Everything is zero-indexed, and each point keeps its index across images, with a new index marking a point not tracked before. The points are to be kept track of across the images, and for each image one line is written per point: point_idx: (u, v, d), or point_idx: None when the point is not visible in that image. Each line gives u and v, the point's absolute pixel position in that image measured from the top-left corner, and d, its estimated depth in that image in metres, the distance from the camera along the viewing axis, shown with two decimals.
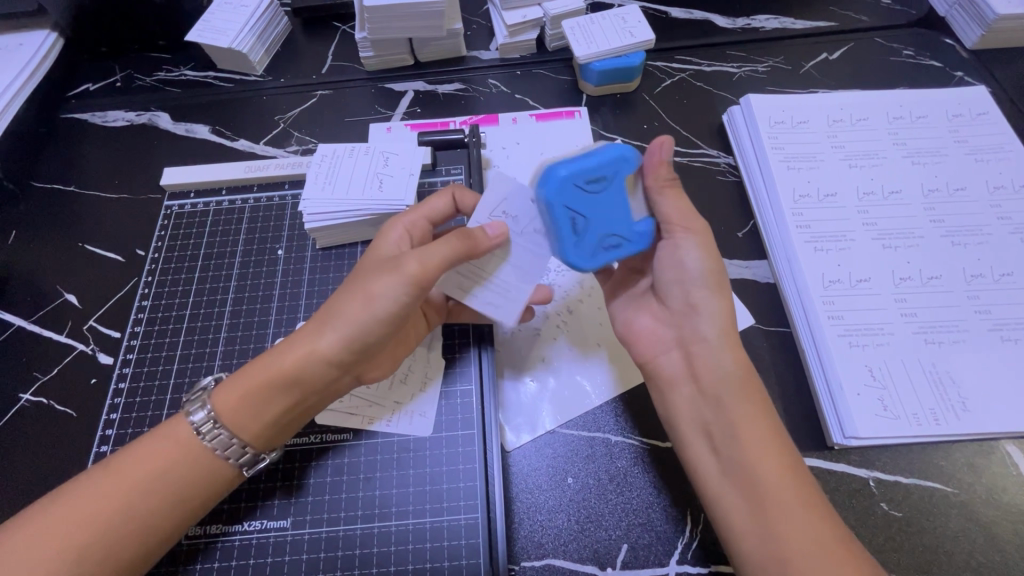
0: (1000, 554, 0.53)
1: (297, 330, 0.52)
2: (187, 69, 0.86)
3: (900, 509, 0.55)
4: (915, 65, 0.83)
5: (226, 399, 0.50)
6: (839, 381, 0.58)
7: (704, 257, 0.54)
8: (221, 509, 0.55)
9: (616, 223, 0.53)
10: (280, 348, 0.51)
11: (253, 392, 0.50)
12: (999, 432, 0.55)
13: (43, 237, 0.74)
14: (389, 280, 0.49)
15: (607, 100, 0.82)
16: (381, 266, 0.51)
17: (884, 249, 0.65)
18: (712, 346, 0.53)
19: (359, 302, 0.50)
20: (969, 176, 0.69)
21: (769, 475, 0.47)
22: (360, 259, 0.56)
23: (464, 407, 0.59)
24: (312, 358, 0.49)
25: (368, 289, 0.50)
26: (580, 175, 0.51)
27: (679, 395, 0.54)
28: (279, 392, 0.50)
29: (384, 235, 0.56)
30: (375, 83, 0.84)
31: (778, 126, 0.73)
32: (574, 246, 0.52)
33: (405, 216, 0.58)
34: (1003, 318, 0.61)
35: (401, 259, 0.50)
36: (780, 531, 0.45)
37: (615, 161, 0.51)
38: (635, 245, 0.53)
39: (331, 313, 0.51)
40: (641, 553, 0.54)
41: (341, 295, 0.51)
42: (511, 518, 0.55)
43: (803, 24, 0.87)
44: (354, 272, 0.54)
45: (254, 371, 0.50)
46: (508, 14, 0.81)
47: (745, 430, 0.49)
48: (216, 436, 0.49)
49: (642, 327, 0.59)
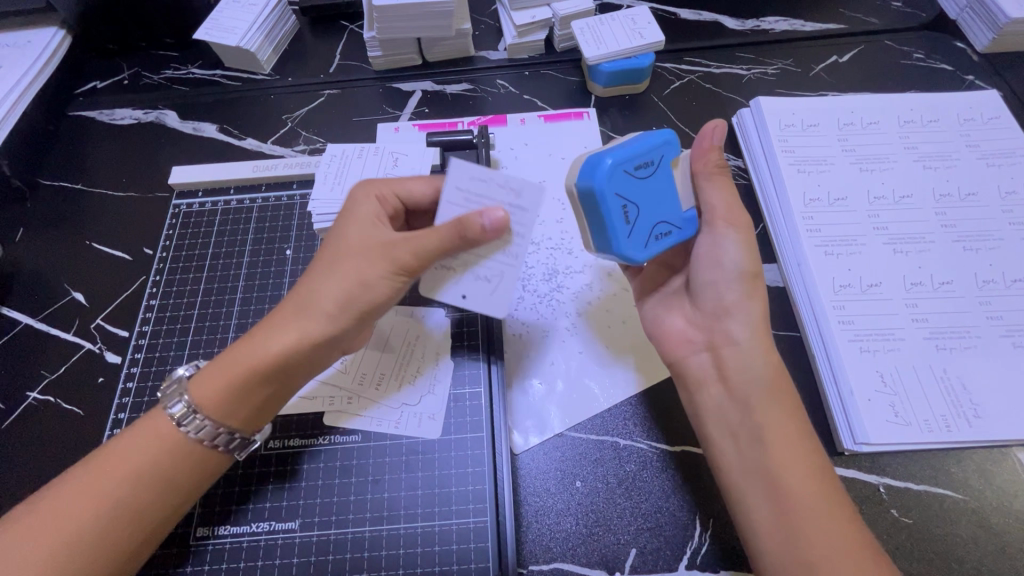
0: (1011, 562, 0.53)
1: (274, 315, 0.51)
2: (195, 67, 0.85)
3: (911, 516, 0.54)
4: (925, 68, 0.83)
5: (204, 389, 0.49)
6: (849, 386, 0.58)
7: (742, 254, 0.54)
8: (228, 510, 0.55)
9: (662, 211, 0.54)
10: (258, 335, 0.50)
11: (236, 381, 0.49)
12: (1011, 439, 0.55)
13: (51, 236, 0.74)
14: (381, 267, 0.50)
15: (616, 102, 0.81)
16: (365, 250, 0.51)
17: (895, 254, 0.65)
18: (743, 348, 0.53)
19: (345, 287, 0.50)
20: (980, 182, 0.69)
21: (796, 479, 0.47)
22: (330, 236, 0.54)
23: (473, 410, 0.59)
24: (297, 344, 0.49)
25: (355, 274, 0.50)
26: (629, 161, 0.50)
27: (706, 397, 0.54)
28: (261, 379, 0.49)
29: (353, 211, 0.55)
30: (383, 83, 0.84)
31: (789, 129, 0.73)
32: (628, 237, 0.51)
33: (371, 188, 0.56)
34: (1014, 324, 0.60)
35: (390, 246, 0.50)
36: (807, 535, 0.45)
37: (660, 146, 0.52)
38: (683, 232, 0.55)
39: (313, 298, 0.50)
40: (651, 557, 0.53)
41: (322, 279, 0.51)
42: (519, 521, 0.55)
43: (813, 26, 0.87)
44: (329, 248, 0.53)
45: (233, 359, 0.49)
46: (517, 14, 0.81)
47: (774, 433, 0.49)
48: (200, 427, 0.49)
49: (672, 326, 0.59)
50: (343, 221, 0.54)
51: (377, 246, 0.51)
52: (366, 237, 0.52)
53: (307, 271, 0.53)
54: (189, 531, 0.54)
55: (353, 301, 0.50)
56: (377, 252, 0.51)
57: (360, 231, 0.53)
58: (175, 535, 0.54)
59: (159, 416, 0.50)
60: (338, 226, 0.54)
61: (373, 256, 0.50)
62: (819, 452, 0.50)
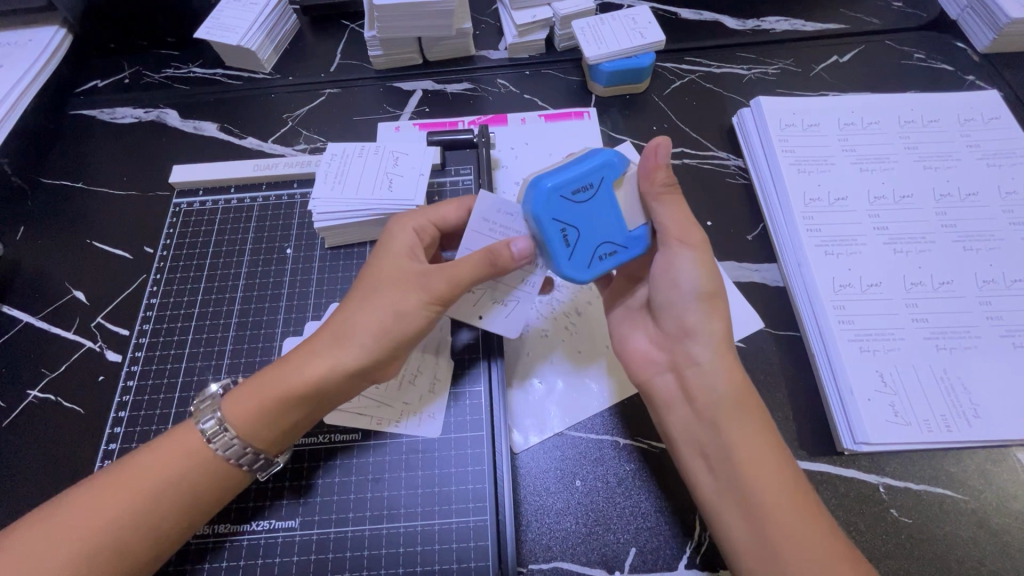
0: (1010, 562, 0.53)
1: (308, 342, 0.52)
2: (196, 66, 0.85)
3: (910, 516, 0.55)
4: (926, 68, 0.83)
5: (237, 412, 0.49)
6: (849, 386, 0.58)
7: (701, 274, 0.53)
8: (229, 508, 0.55)
9: (607, 230, 0.52)
10: (292, 360, 0.50)
11: (269, 405, 0.49)
12: (1011, 439, 0.55)
13: (51, 234, 0.74)
14: (415, 297, 0.51)
15: (617, 101, 0.81)
16: (401, 281, 0.52)
17: (895, 254, 0.65)
18: (704, 368, 0.53)
19: (380, 316, 0.51)
20: (981, 182, 0.69)
21: (769, 497, 0.47)
22: (367, 266, 0.55)
23: (473, 409, 0.59)
24: (331, 371, 0.50)
25: (390, 304, 0.51)
26: (566, 185, 0.50)
27: (674, 416, 0.55)
28: (293, 405, 0.50)
29: (392, 242, 0.56)
30: (384, 83, 0.84)
31: (789, 129, 0.73)
32: (568, 259, 0.52)
33: (409, 219, 0.57)
34: (1014, 324, 0.60)
35: (426, 276, 0.52)
36: (782, 553, 0.45)
37: (601, 168, 0.51)
38: (629, 251, 0.53)
39: (349, 326, 0.51)
40: (650, 557, 0.53)
41: (358, 308, 0.52)
42: (520, 521, 0.55)
43: (813, 26, 0.87)
44: (367, 279, 0.54)
45: (268, 384, 0.50)
46: (517, 14, 0.81)
47: (742, 452, 0.49)
48: (228, 445, 0.49)
49: (637, 346, 0.60)
50: (381, 250, 0.55)
51: (413, 278, 0.52)
52: (402, 268, 0.53)
53: (344, 299, 0.53)
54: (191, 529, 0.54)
55: (387, 330, 0.51)
56: (413, 283, 0.52)
57: (397, 263, 0.54)
58: None
59: (187, 429, 0.50)
60: (374, 257, 0.55)
61: (410, 287, 0.52)
62: (793, 466, 0.49)
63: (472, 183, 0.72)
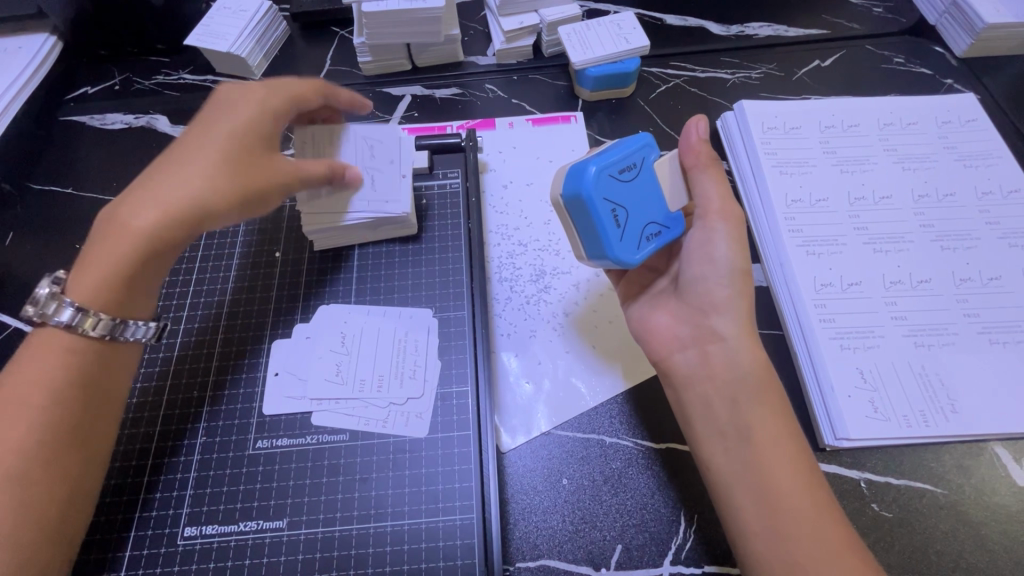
0: (988, 554, 0.54)
1: (149, 192, 0.53)
2: (185, 73, 0.86)
3: (891, 510, 0.55)
4: (905, 72, 0.84)
5: (86, 272, 0.51)
6: (830, 382, 0.59)
7: (735, 252, 0.56)
8: (131, 515, 0.55)
9: (649, 212, 0.56)
10: (133, 219, 0.52)
11: (112, 264, 0.52)
12: (987, 433, 0.56)
13: (41, 239, 0.74)
14: (264, 190, 0.56)
15: (603, 106, 0.82)
16: (252, 168, 0.56)
17: (875, 253, 0.66)
18: (730, 344, 0.54)
19: (225, 197, 0.54)
20: (958, 183, 0.71)
21: (781, 477, 0.49)
22: (215, 131, 0.56)
23: (460, 408, 0.60)
24: (163, 229, 0.53)
25: (235, 186, 0.55)
26: (612, 166, 0.53)
27: (694, 394, 0.55)
28: (139, 265, 0.53)
29: (245, 105, 0.58)
30: (372, 88, 0.84)
31: (771, 132, 0.74)
32: (619, 240, 0.53)
33: (271, 86, 0.61)
34: (991, 321, 0.62)
35: (272, 169, 0.57)
36: (793, 534, 0.46)
37: (641, 149, 0.56)
38: (670, 231, 0.57)
39: (181, 185, 0.53)
40: (636, 553, 0.54)
41: (194, 169, 0.54)
42: (506, 518, 0.56)
43: (796, 31, 0.88)
44: (212, 151, 0.55)
45: (113, 243, 0.52)
46: (504, 20, 0.82)
47: (761, 433, 0.50)
48: (96, 324, 0.51)
49: (659, 324, 0.59)
50: (233, 117, 0.57)
51: (265, 168, 0.57)
52: (253, 146, 0.57)
53: (186, 160, 0.54)
54: (177, 531, 0.54)
55: (230, 207, 0.55)
56: (264, 169, 0.57)
57: (244, 137, 0.56)
58: (162, 534, 0.54)
59: (48, 333, 0.50)
60: (223, 124, 0.57)
61: (258, 171, 0.56)
62: (805, 448, 0.51)
63: (459, 187, 0.73)
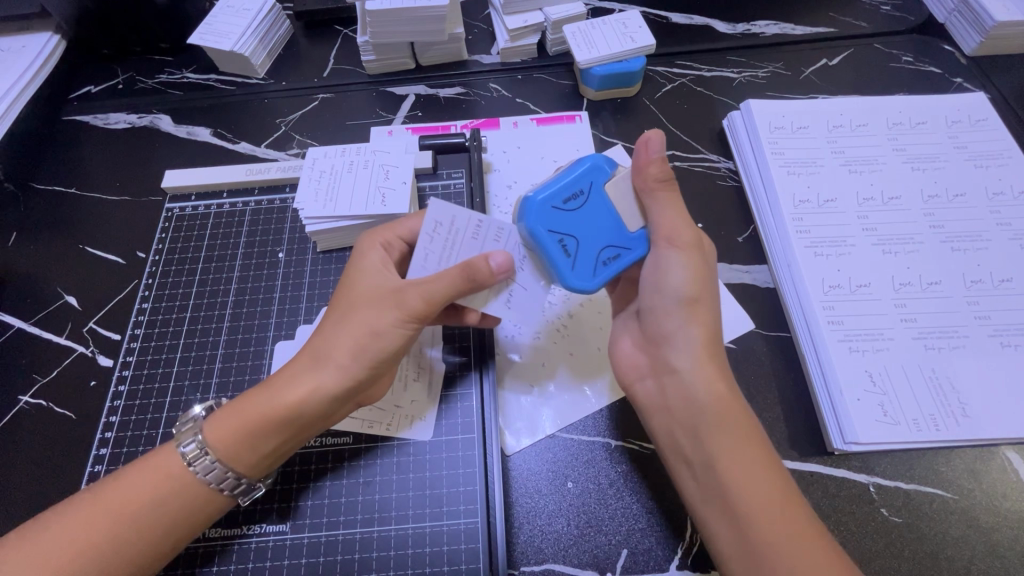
0: (997, 560, 0.53)
1: (290, 361, 0.52)
2: (189, 72, 0.86)
3: (900, 515, 0.55)
4: (914, 71, 0.83)
5: (219, 437, 0.49)
6: (839, 386, 0.58)
7: (685, 277, 0.52)
8: (195, 554, 0.53)
9: (604, 236, 0.53)
10: (275, 383, 0.51)
11: (247, 428, 0.49)
12: (999, 438, 0.55)
13: (43, 240, 0.74)
14: (392, 316, 0.51)
15: (608, 105, 0.82)
16: (376, 299, 0.52)
17: (884, 255, 0.65)
18: (684, 375, 0.52)
19: (356, 339, 0.50)
20: (968, 183, 0.70)
21: (750, 503, 0.46)
22: (341, 286, 0.55)
23: (464, 412, 0.59)
24: (304, 391, 0.49)
25: (366, 324, 0.51)
26: (556, 197, 0.52)
27: (658, 422, 0.55)
28: (279, 428, 0.49)
29: (362, 263, 0.55)
30: (376, 87, 0.84)
31: (779, 132, 0.74)
32: (572, 268, 0.52)
33: (378, 235, 0.57)
34: (1002, 324, 0.61)
35: (400, 292, 0.51)
36: (769, 560, 0.44)
37: (586, 175, 0.53)
38: (632, 253, 0.54)
39: (330, 350, 0.50)
40: (642, 557, 0.53)
41: (328, 329, 0.52)
42: (510, 523, 0.55)
43: (803, 29, 0.87)
44: (340, 301, 0.54)
45: (250, 406, 0.50)
46: (509, 18, 0.81)
47: (726, 463, 0.48)
48: (209, 468, 0.49)
49: (622, 350, 0.59)
50: (356, 266, 0.55)
51: (392, 297, 0.51)
52: (374, 284, 0.53)
53: (320, 323, 0.54)
54: None
55: (364, 349, 0.50)
56: (388, 299, 0.51)
57: (367, 281, 0.54)
58: None
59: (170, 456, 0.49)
60: (347, 278, 0.55)
61: (380, 305, 0.51)
62: (780, 466, 0.48)
63: (464, 187, 0.73)
